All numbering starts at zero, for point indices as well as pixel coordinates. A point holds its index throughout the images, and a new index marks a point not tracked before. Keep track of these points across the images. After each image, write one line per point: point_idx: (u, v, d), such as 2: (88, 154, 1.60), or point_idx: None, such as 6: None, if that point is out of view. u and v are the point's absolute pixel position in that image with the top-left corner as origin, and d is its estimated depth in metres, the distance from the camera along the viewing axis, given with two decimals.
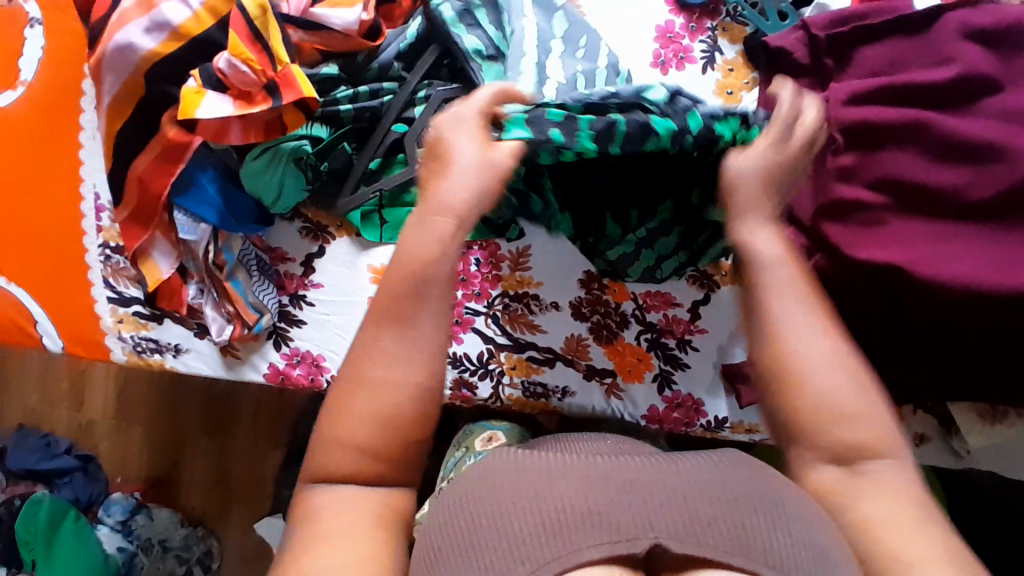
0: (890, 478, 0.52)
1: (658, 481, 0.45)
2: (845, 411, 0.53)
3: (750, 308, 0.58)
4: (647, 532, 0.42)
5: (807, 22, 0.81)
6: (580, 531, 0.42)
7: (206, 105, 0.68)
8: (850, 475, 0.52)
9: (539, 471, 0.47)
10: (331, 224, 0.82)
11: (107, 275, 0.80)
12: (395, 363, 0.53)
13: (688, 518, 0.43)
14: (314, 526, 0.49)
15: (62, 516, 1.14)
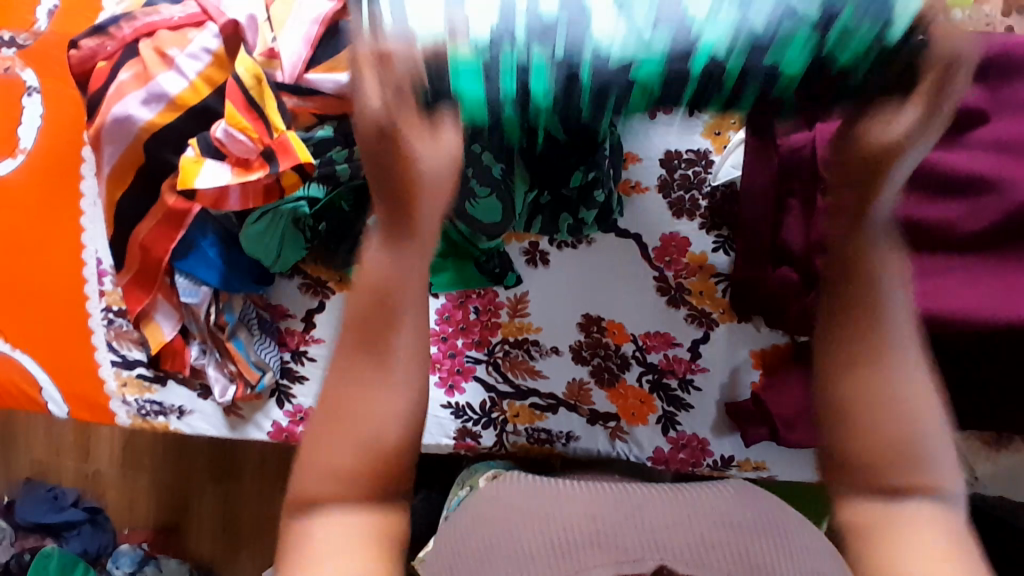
0: (925, 525, 0.50)
1: (658, 514, 0.52)
2: (898, 442, 0.52)
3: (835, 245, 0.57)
4: (653, 555, 0.48)
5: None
6: (590, 555, 0.48)
7: (204, 174, 0.70)
8: (887, 505, 0.51)
9: (552, 502, 0.54)
10: (330, 280, 0.83)
11: (111, 339, 0.81)
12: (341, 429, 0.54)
13: (690, 545, 0.49)
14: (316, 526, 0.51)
15: (72, 567, 1.15)
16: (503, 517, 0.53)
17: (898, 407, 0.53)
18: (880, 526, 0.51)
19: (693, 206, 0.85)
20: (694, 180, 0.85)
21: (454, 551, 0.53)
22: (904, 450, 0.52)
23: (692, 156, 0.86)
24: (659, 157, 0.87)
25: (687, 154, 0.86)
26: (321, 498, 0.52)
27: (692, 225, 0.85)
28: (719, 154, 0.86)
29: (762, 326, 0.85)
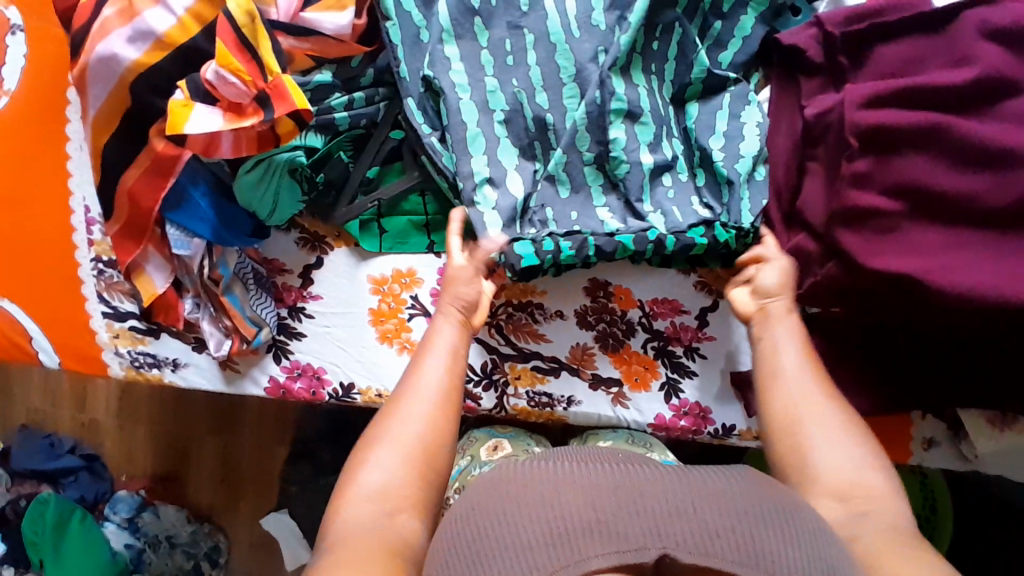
0: (882, 513, 0.60)
1: (663, 496, 0.51)
2: (842, 451, 0.64)
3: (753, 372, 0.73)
4: (655, 544, 0.47)
5: (822, 18, 0.78)
6: (590, 542, 0.47)
7: (196, 119, 0.66)
8: (845, 503, 0.61)
9: (548, 484, 0.52)
10: (329, 235, 0.80)
11: (101, 290, 0.78)
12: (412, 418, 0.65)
13: (693, 530, 0.48)
14: (356, 511, 0.60)
15: (69, 515, 1.16)
16: (503, 505, 0.52)
17: (825, 424, 0.66)
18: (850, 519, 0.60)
19: None
20: None
21: (453, 542, 0.53)
22: (845, 455, 0.64)
23: None
24: None
25: None
26: (368, 486, 0.61)
27: None
28: None
29: None
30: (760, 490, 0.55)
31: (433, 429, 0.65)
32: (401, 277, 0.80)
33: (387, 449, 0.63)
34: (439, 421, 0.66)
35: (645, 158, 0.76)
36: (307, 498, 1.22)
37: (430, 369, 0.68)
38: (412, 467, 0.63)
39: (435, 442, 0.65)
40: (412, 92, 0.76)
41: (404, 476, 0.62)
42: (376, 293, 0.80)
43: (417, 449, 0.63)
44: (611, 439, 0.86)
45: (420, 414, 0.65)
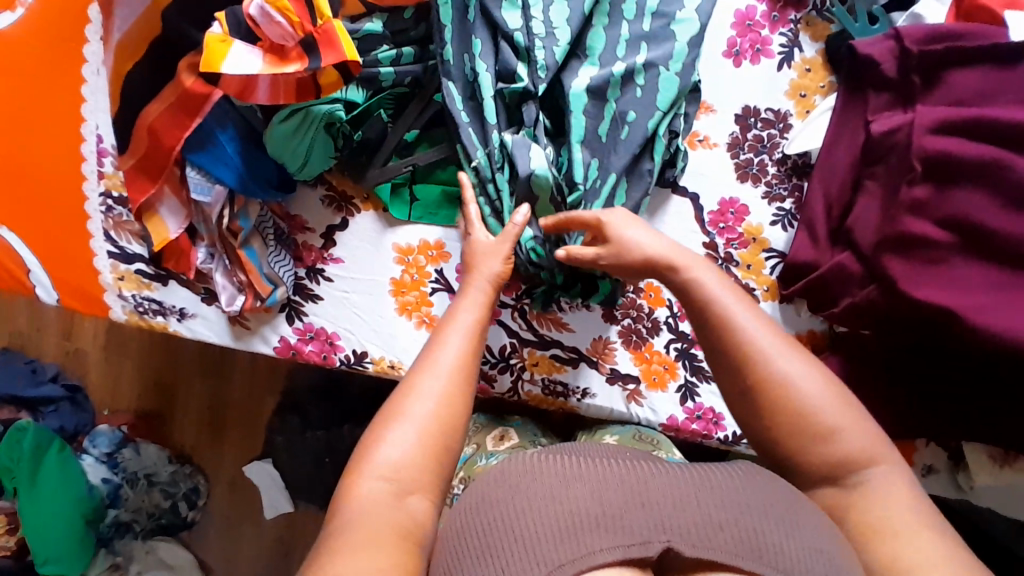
0: (887, 485, 0.53)
1: (668, 490, 0.48)
2: (825, 429, 0.54)
3: (709, 344, 0.59)
4: (660, 538, 0.45)
5: (901, 33, 0.74)
6: (595, 533, 0.45)
7: (233, 58, 0.61)
8: (844, 490, 0.54)
9: (552, 478, 0.49)
10: (357, 196, 0.76)
11: (108, 228, 0.73)
12: (429, 397, 0.56)
13: (698, 524, 0.46)
14: (366, 498, 0.52)
15: (48, 445, 1.14)
16: (505, 494, 0.49)
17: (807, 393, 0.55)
18: (849, 510, 0.53)
19: (761, 170, 0.80)
20: (766, 143, 0.80)
21: (463, 532, 0.49)
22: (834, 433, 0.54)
23: (770, 117, 0.80)
24: (736, 111, 0.80)
25: (765, 112, 0.80)
26: (380, 465, 0.53)
27: (755, 191, 0.80)
28: (801, 119, 0.79)
29: (801, 311, 0.83)
30: (766, 483, 0.51)
31: (451, 406, 0.57)
32: (428, 249, 0.76)
33: (402, 427, 0.55)
34: (456, 399, 0.57)
35: (621, 186, 0.72)
36: (292, 451, 1.19)
37: (447, 346, 0.60)
38: (428, 447, 0.55)
39: (453, 421, 0.56)
40: (454, 76, 0.71)
41: (418, 457, 0.54)
42: (400, 263, 0.76)
43: (436, 428, 0.55)
44: (618, 434, 0.85)
45: (435, 391, 0.57)
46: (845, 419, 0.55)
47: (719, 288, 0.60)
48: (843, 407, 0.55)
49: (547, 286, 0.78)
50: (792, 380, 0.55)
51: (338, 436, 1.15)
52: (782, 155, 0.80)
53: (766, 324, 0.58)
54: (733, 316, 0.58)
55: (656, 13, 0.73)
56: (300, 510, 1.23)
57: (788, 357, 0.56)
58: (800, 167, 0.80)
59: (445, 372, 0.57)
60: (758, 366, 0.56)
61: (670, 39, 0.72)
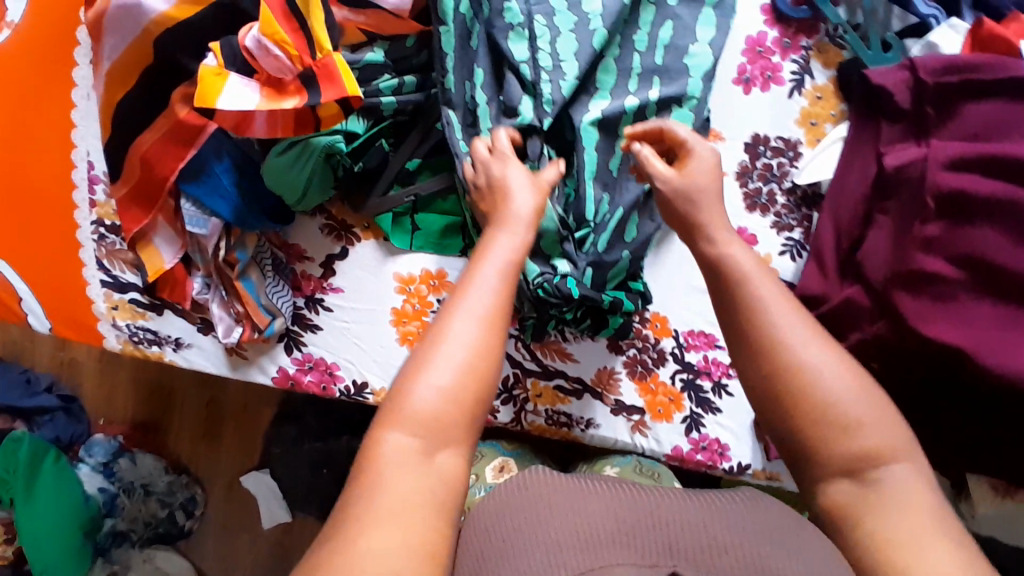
0: (909, 487, 0.48)
1: (685, 515, 0.47)
2: (848, 421, 0.49)
3: (729, 328, 0.54)
4: (668, 561, 0.44)
5: (915, 63, 0.72)
6: (611, 548, 0.44)
7: (229, 92, 0.59)
8: (860, 487, 0.48)
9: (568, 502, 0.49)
10: (357, 225, 0.74)
11: (101, 257, 0.71)
12: (461, 343, 0.46)
13: (707, 546, 0.45)
14: (391, 464, 0.43)
15: (43, 454, 1.12)
16: (521, 507, 0.48)
17: (834, 387, 0.49)
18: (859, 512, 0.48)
19: (769, 201, 0.77)
20: (775, 172, 0.77)
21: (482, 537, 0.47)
22: (857, 428, 0.49)
23: (780, 145, 0.77)
24: (745, 140, 0.78)
25: (775, 140, 0.77)
26: (407, 420, 0.44)
27: (763, 221, 0.77)
28: (812, 147, 0.77)
29: None
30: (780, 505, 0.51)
31: (485, 355, 0.47)
32: (430, 278, 0.74)
33: (433, 374, 0.45)
34: (493, 341, 0.47)
35: (632, 221, 0.71)
36: (288, 463, 1.18)
37: (481, 282, 0.50)
38: (461, 400, 0.45)
39: (489, 370, 0.47)
40: (455, 105, 0.68)
41: (450, 411, 0.45)
42: (401, 293, 0.74)
43: (474, 380, 0.46)
44: (618, 466, 0.85)
45: (469, 336, 0.47)
46: (871, 415, 0.49)
47: (754, 266, 0.55)
48: (870, 400, 0.49)
49: (538, 318, 0.76)
50: (820, 371, 0.50)
51: (336, 447, 1.14)
52: (792, 184, 0.77)
53: (795, 307, 0.53)
54: (758, 295, 0.53)
55: (670, 47, 0.70)
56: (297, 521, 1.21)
57: (818, 349, 0.51)
58: (809, 197, 0.77)
59: (480, 315, 0.47)
60: (786, 353, 0.51)
61: (684, 73, 0.70)
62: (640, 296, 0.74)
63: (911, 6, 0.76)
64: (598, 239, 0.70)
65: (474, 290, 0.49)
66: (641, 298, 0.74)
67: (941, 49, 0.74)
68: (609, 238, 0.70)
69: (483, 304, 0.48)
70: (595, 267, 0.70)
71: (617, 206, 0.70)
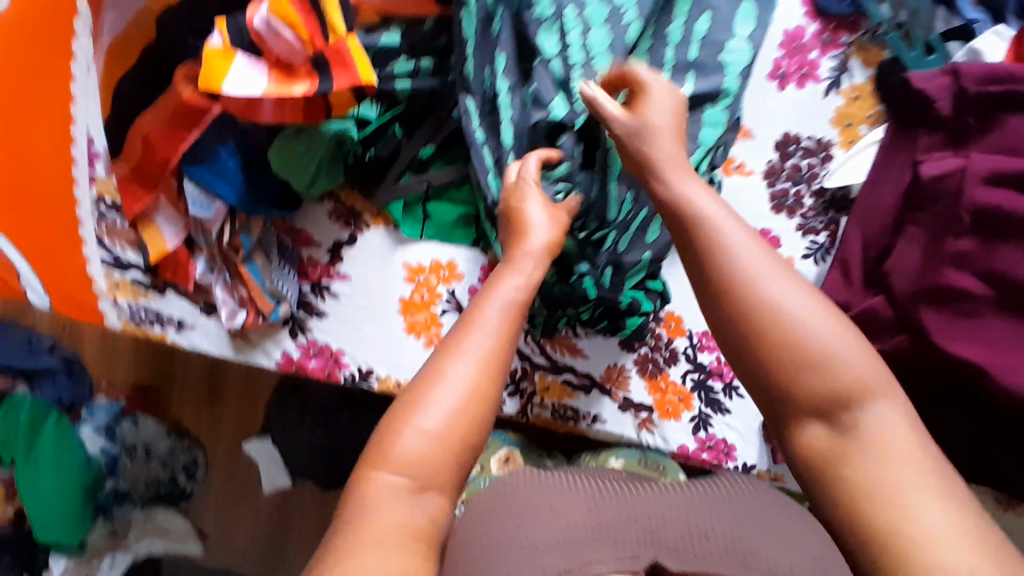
0: (891, 429, 0.42)
1: (662, 517, 0.49)
2: (821, 356, 0.42)
3: (689, 264, 0.47)
4: (648, 551, 0.45)
5: (959, 68, 0.68)
6: (590, 547, 0.46)
7: (235, 75, 0.56)
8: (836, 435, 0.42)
9: (554, 508, 0.51)
10: (367, 212, 0.71)
11: (102, 235, 0.70)
12: (456, 387, 0.46)
13: (683, 540, 0.46)
14: (377, 496, 0.42)
15: (45, 415, 1.11)
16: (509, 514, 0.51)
17: (801, 324, 0.43)
18: (843, 464, 0.41)
19: (797, 202, 0.75)
20: (804, 174, 0.75)
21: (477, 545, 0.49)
22: (830, 362, 0.42)
23: (811, 145, 0.75)
24: (776, 138, 0.75)
25: (806, 140, 0.75)
26: (396, 455, 0.44)
27: (789, 223, 0.75)
28: (844, 149, 0.74)
29: None
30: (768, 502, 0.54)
31: (480, 402, 0.46)
32: (440, 269, 0.71)
33: (425, 416, 0.45)
34: (487, 388, 0.47)
35: (654, 221, 0.70)
36: (287, 435, 1.17)
37: (482, 326, 0.49)
38: (452, 445, 0.45)
39: (482, 414, 0.46)
40: (473, 90, 0.65)
41: (439, 452, 0.44)
42: (410, 282, 0.72)
43: (467, 423, 0.45)
44: (622, 458, 0.85)
45: (466, 378, 0.46)
46: (851, 352, 0.43)
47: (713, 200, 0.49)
48: (844, 335, 0.43)
49: (548, 316, 0.75)
50: (785, 310, 0.43)
51: (336, 420, 1.15)
52: (820, 187, 0.75)
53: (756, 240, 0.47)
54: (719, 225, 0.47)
55: (707, 41, 0.66)
56: (296, 488, 1.21)
57: (782, 282, 0.44)
58: (837, 201, 0.75)
59: (478, 358, 0.47)
60: (748, 292, 0.44)
61: (721, 71, 0.66)
62: (658, 296, 0.75)
63: (957, 9, 0.72)
64: (616, 238, 0.69)
65: (475, 332, 0.48)
66: (659, 299, 0.75)
67: (984, 57, 0.69)
68: (631, 239, 0.70)
69: (484, 347, 0.48)
70: (615, 269, 0.70)
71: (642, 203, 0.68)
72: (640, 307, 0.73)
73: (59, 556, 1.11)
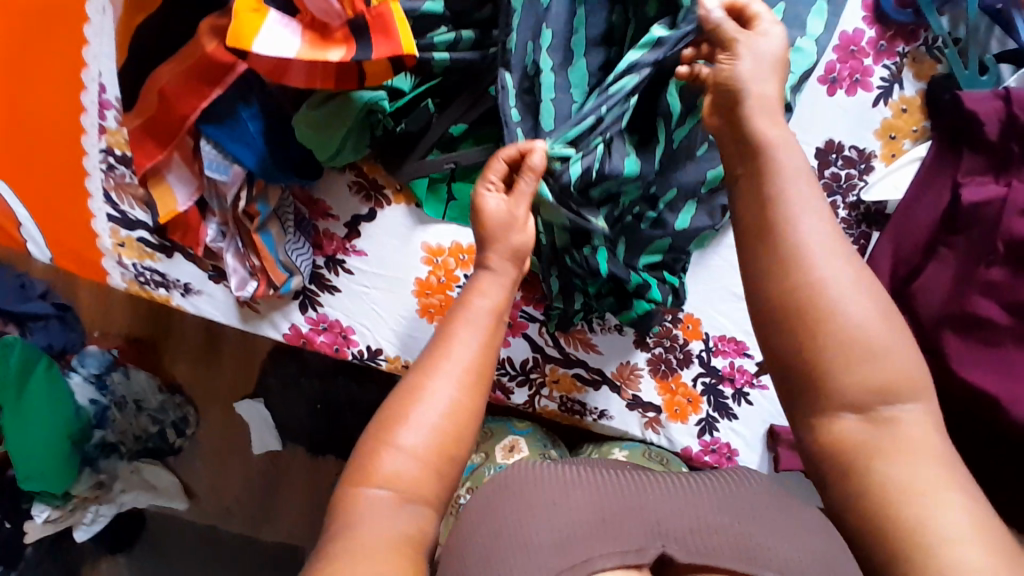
0: (921, 429, 0.42)
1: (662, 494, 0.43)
2: (872, 346, 0.42)
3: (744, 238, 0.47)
4: (654, 543, 0.39)
5: (1013, 94, 0.66)
6: (592, 539, 0.39)
7: (266, 34, 0.53)
8: (869, 429, 0.42)
9: (550, 484, 0.44)
10: (389, 186, 0.68)
11: (109, 188, 0.66)
12: (435, 404, 0.48)
13: (690, 527, 0.40)
14: (363, 517, 0.45)
15: (36, 360, 1.05)
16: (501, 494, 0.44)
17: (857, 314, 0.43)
18: (871, 462, 0.41)
19: (830, 213, 0.72)
20: (842, 184, 0.72)
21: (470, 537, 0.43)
22: (875, 354, 0.42)
23: (853, 155, 0.72)
24: (817, 145, 0.72)
25: (848, 149, 0.72)
26: (379, 474, 0.46)
27: None
28: (886, 162, 0.71)
29: None
30: (780, 508, 0.43)
31: (459, 418, 0.49)
32: (459, 253, 0.68)
33: (407, 433, 0.47)
34: (467, 404, 0.50)
35: (687, 210, 0.68)
36: (285, 394, 1.15)
37: (459, 344, 0.52)
38: (433, 459, 0.47)
39: (461, 431, 0.49)
40: (513, 67, 0.62)
41: (421, 467, 0.47)
42: (428, 264, 0.69)
43: (446, 438, 0.48)
44: (626, 449, 0.83)
45: (446, 396, 0.49)
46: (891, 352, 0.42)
47: (794, 163, 0.47)
48: (887, 322, 0.43)
49: (564, 312, 0.73)
50: (840, 304, 0.43)
51: (334, 385, 1.13)
52: (856, 199, 0.72)
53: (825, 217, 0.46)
54: (790, 195, 0.46)
55: (783, 30, 0.66)
56: (288, 451, 1.17)
57: (837, 264, 0.44)
58: (870, 215, 0.72)
59: (457, 377, 0.49)
60: (805, 271, 0.43)
61: (786, 65, 0.65)
62: (670, 291, 0.71)
63: (1014, 30, 0.68)
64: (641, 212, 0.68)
65: (455, 349, 0.51)
66: (671, 292, 0.71)
67: None
68: (658, 215, 0.68)
69: (456, 359, 0.51)
70: (630, 241, 0.69)
71: (673, 186, 0.67)
72: (650, 293, 0.69)
73: (43, 504, 1.06)
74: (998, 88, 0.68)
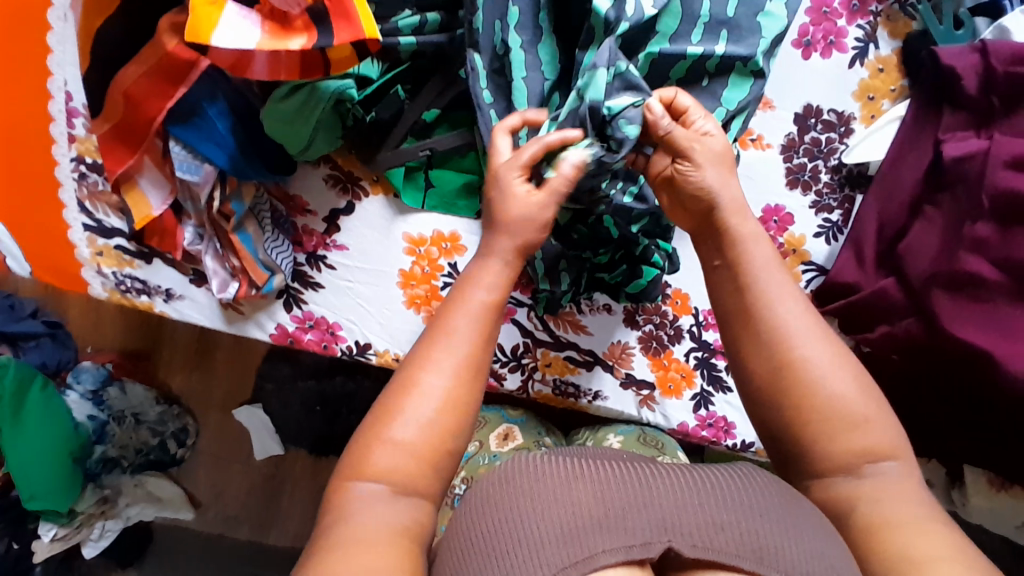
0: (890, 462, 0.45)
1: (670, 480, 0.41)
2: (857, 419, 0.47)
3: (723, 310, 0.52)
4: (661, 536, 0.37)
5: (989, 46, 0.64)
6: (597, 532, 0.37)
7: (225, 25, 0.52)
8: (855, 481, 0.46)
9: (554, 471, 0.41)
10: (366, 178, 0.68)
11: (82, 198, 0.65)
12: (430, 399, 0.47)
13: (699, 518, 0.38)
14: (358, 511, 0.44)
15: (30, 381, 1.03)
16: (501, 483, 0.41)
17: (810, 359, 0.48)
18: (859, 499, 0.45)
19: (813, 177, 0.72)
20: (823, 148, 0.72)
21: (467, 530, 0.41)
22: (844, 398, 0.46)
23: (832, 118, 0.71)
24: (796, 110, 0.72)
25: (827, 113, 0.71)
26: (372, 470, 0.46)
27: (803, 199, 0.72)
28: (865, 124, 0.71)
29: None
30: (786, 500, 0.41)
31: (453, 411, 0.48)
32: (442, 241, 0.68)
33: (400, 428, 0.47)
34: (462, 398, 0.48)
35: None
36: (282, 398, 1.15)
37: (455, 337, 0.50)
38: (426, 453, 0.47)
39: (455, 426, 0.48)
40: (481, 47, 0.61)
41: (416, 462, 0.46)
42: (411, 254, 0.68)
43: (437, 433, 0.47)
44: (622, 433, 0.82)
45: (440, 390, 0.48)
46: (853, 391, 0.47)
47: (768, 260, 0.53)
48: (856, 387, 0.48)
49: (552, 293, 0.73)
50: (805, 358, 0.49)
51: (330, 384, 1.12)
52: (838, 163, 0.72)
53: (787, 284, 0.52)
54: (756, 280, 0.52)
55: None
56: (289, 454, 1.17)
57: (813, 344, 0.49)
58: (853, 178, 0.72)
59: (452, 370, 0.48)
60: (772, 326, 0.50)
61: (756, 32, 0.64)
62: (665, 258, 0.72)
63: None
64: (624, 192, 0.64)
65: (450, 341, 0.49)
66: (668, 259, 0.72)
67: (1013, 36, 0.65)
68: (639, 189, 0.65)
69: (452, 354, 0.49)
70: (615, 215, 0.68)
71: None
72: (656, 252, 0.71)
73: (49, 522, 1.06)
74: (973, 41, 0.67)
